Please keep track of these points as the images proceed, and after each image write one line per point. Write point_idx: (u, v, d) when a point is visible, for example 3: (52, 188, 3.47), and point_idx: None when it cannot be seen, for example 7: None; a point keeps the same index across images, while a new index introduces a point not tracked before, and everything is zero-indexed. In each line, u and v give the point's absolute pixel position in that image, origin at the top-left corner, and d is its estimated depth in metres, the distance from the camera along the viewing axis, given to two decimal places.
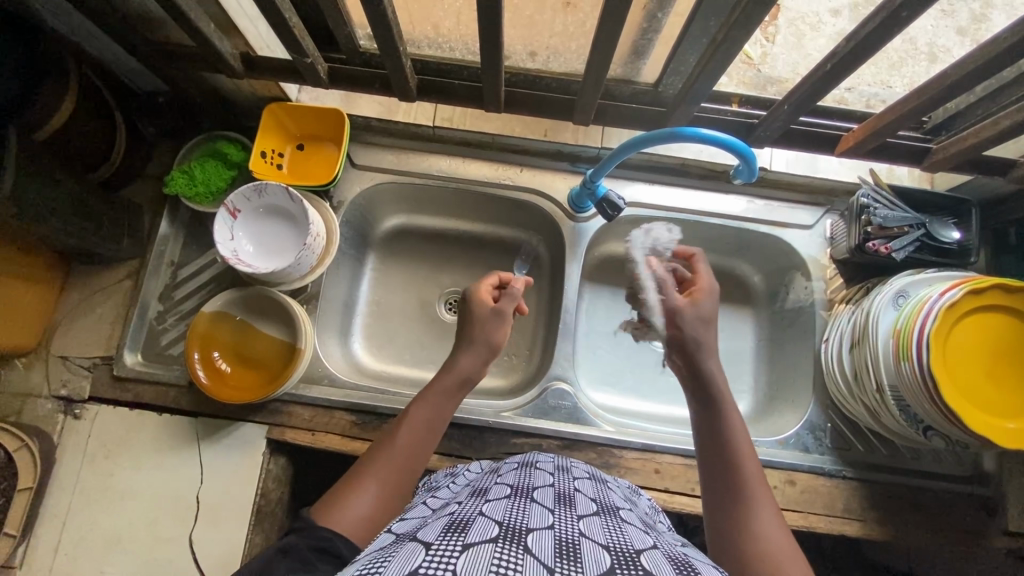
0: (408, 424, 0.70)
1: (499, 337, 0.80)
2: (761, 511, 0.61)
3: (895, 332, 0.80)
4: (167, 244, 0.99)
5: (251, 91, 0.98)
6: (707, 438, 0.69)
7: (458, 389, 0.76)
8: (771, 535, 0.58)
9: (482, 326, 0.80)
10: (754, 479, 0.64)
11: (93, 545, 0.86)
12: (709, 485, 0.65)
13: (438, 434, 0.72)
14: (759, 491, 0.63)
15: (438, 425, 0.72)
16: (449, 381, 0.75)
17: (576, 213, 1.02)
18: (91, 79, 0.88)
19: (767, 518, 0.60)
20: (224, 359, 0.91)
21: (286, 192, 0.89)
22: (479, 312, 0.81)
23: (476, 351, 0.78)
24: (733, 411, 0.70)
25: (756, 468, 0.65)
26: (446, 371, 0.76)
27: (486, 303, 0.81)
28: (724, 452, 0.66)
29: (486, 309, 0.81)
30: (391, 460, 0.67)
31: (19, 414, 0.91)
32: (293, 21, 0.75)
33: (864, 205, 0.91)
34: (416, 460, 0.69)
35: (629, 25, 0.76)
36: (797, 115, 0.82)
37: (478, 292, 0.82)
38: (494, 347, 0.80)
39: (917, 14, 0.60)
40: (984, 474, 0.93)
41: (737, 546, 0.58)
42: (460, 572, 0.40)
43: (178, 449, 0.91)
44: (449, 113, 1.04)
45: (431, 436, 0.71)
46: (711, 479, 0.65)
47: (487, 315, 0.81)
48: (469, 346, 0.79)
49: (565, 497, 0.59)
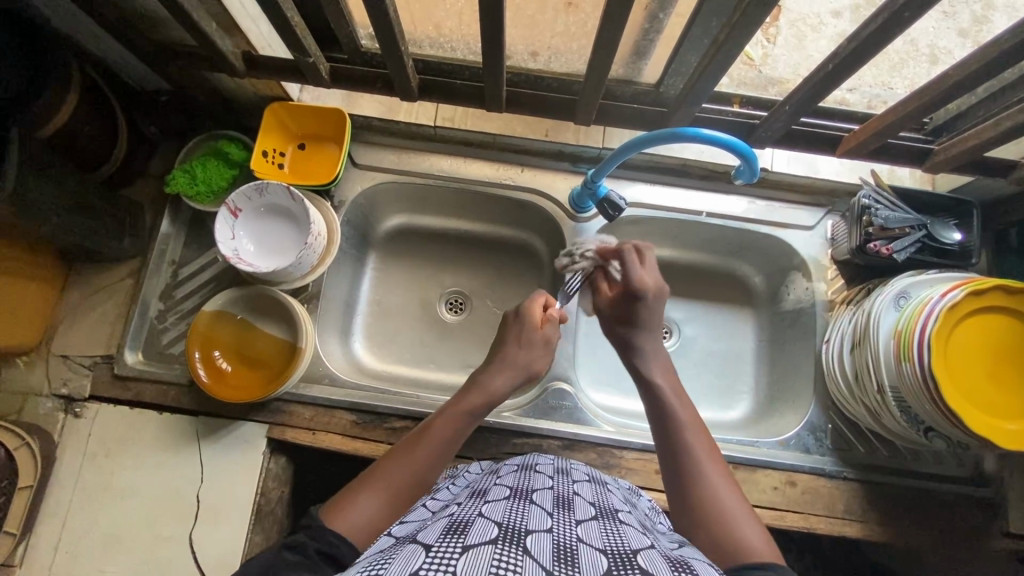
0: (428, 436, 0.70)
1: (535, 364, 0.81)
2: (714, 476, 0.64)
3: (896, 333, 0.80)
4: (168, 243, 0.99)
5: (253, 90, 0.98)
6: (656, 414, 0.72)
7: (482, 409, 0.76)
8: (728, 499, 0.62)
9: (528, 351, 0.81)
10: (704, 448, 0.67)
11: (93, 545, 0.86)
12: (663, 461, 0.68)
13: (454, 452, 0.71)
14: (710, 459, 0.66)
15: (456, 443, 0.71)
16: (477, 400, 0.75)
17: (577, 213, 1.02)
18: (93, 78, 0.88)
19: (721, 483, 0.64)
20: (225, 357, 0.91)
21: (287, 192, 0.89)
22: (530, 331, 0.82)
23: (511, 375, 0.78)
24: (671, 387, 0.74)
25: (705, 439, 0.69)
26: (476, 388, 0.76)
27: (540, 331, 0.82)
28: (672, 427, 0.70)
29: (536, 333, 0.82)
30: (406, 469, 0.66)
31: (20, 413, 0.91)
32: (296, 20, 0.75)
33: (865, 206, 0.91)
34: (430, 475, 0.68)
35: (631, 25, 0.77)
36: (799, 116, 0.82)
37: (533, 310, 0.84)
38: (531, 372, 0.81)
39: (919, 14, 0.60)
40: (985, 475, 0.92)
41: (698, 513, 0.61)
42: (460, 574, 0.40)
43: (178, 448, 0.90)
44: (450, 112, 1.03)
45: (448, 453, 0.70)
46: (673, 474, 0.67)
47: (536, 341, 0.82)
48: (507, 367, 0.79)
49: (564, 500, 0.59)
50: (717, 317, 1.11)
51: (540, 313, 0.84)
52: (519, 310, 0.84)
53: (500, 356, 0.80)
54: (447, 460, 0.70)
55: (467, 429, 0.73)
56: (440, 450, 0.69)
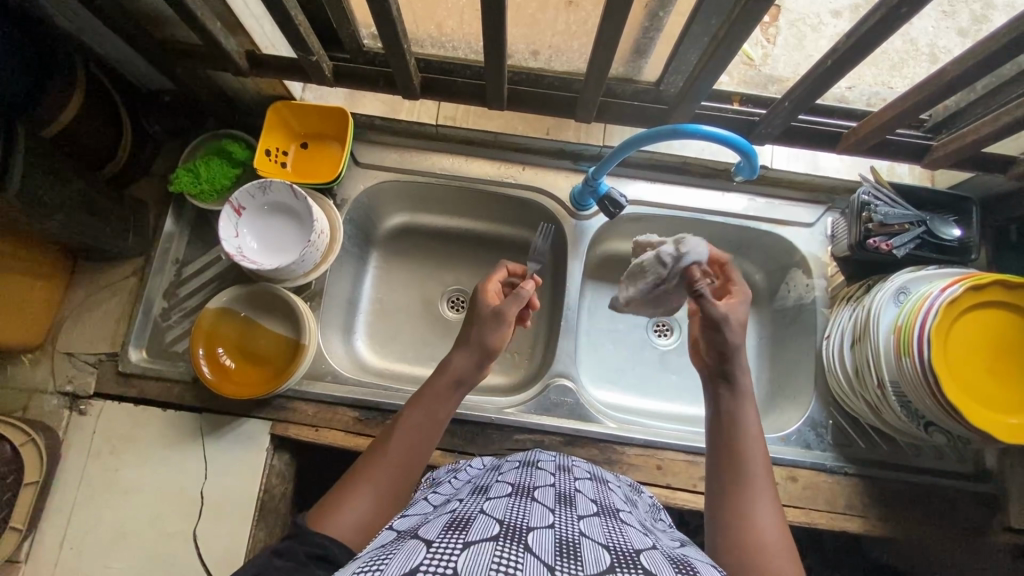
0: (403, 428, 0.70)
1: (496, 340, 0.76)
2: (760, 501, 0.62)
3: (896, 328, 0.80)
4: (172, 242, 0.99)
5: (256, 89, 0.99)
6: (716, 422, 0.69)
7: (453, 390, 0.75)
8: (769, 528, 0.59)
9: (479, 328, 0.76)
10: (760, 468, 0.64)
11: (98, 541, 0.86)
12: (712, 472, 0.66)
13: (435, 439, 0.71)
14: (762, 480, 0.63)
15: (434, 429, 0.72)
16: (442, 381, 0.74)
17: (578, 211, 1.03)
18: (99, 79, 0.89)
19: (764, 508, 0.61)
20: (228, 354, 0.92)
21: (290, 190, 0.90)
22: (477, 312, 0.78)
23: (470, 353, 0.75)
24: (748, 394, 0.70)
25: (763, 460, 0.65)
26: (441, 371, 0.75)
27: (489, 305, 0.78)
28: (733, 440, 0.66)
29: (487, 310, 0.78)
30: (387, 466, 0.66)
31: (25, 410, 0.92)
32: (299, 19, 0.76)
33: (864, 202, 0.92)
34: (412, 467, 0.68)
35: (631, 23, 0.77)
36: (798, 112, 0.83)
37: (486, 291, 0.81)
38: (488, 348, 0.75)
39: (916, 10, 0.61)
40: (987, 470, 0.93)
41: (732, 536, 0.59)
42: (461, 570, 0.40)
43: (183, 444, 0.91)
44: (452, 111, 1.06)
45: (428, 441, 0.70)
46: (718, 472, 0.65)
47: (486, 316, 0.77)
48: (463, 348, 0.76)
49: (566, 497, 0.59)
50: None
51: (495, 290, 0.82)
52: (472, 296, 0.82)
53: (459, 339, 0.78)
54: (429, 447, 0.71)
55: (443, 413, 0.73)
56: (418, 437, 0.69)
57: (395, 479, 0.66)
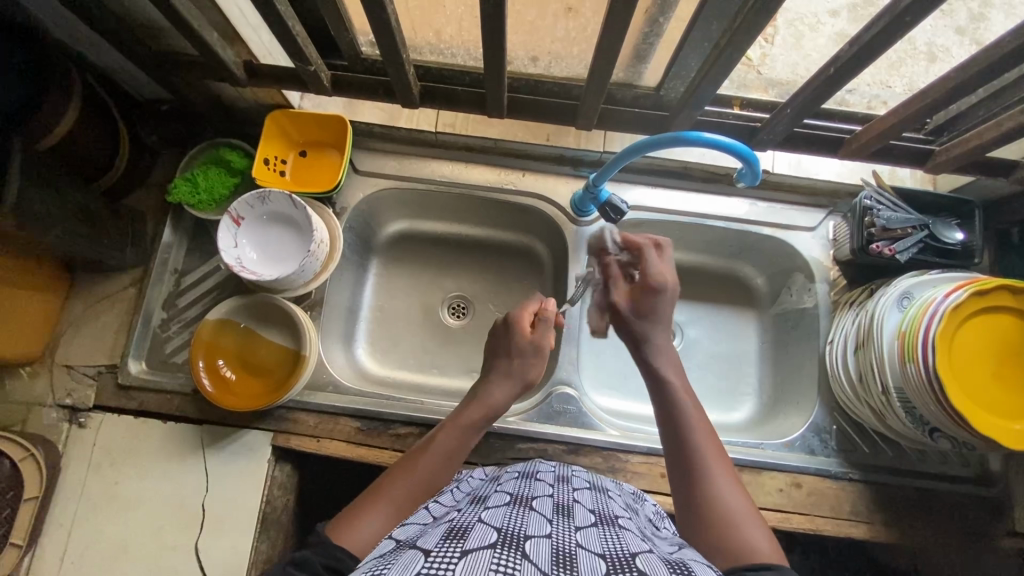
0: (431, 450, 0.70)
1: (532, 373, 0.80)
2: (719, 477, 0.63)
3: (900, 334, 0.80)
4: (171, 252, 0.99)
5: (253, 98, 0.98)
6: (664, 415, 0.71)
7: (484, 420, 0.76)
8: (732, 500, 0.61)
9: (522, 362, 0.80)
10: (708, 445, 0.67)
11: (98, 555, 0.86)
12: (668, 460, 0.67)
13: (457, 467, 0.71)
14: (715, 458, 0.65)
15: (459, 457, 0.72)
16: (477, 413, 0.76)
17: (579, 217, 1.02)
18: (96, 90, 0.88)
19: (725, 483, 0.63)
20: (228, 366, 0.91)
21: (289, 200, 0.90)
22: (519, 343, 0.80)
23: (511, 386, 0.78)
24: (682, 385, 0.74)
25: (712, 440, 0.68)
26: (477, 402, 0.77)
27: (527, 335, 0.81)
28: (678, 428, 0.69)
29: (527, 341, 0.81)
30: (411, 484, 0.66)
31: (25, 423, 0.91)
32: (297, 29, 0.75)
33: (867, 207, 0.91)
34: (432, 489, 0.68)
35: (631, 30, 0.76)
36: (801, 118, 0.82)
37: (521, 318, 0.82)
38: (527, 380, 0.80)
39: (921, 17, 0.60)
40: (991, 474, 0.92)
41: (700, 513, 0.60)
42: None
43: (183, 456, 0.90)
44: (451, 118, 1.06)
45: (451, 466, 0.71)
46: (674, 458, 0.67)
47: (527, 348, 0.80)
48: (504, 379, 0.78)
49: (564, 508, 0.59)
50: (719, 319, 1.11)
51: (529, 319, 0.83)
52: (507, 321, 0.83)
53: (495, 368, 0.80)
54: (450, 473, 0.71)
55: (469, 443, 0.74)
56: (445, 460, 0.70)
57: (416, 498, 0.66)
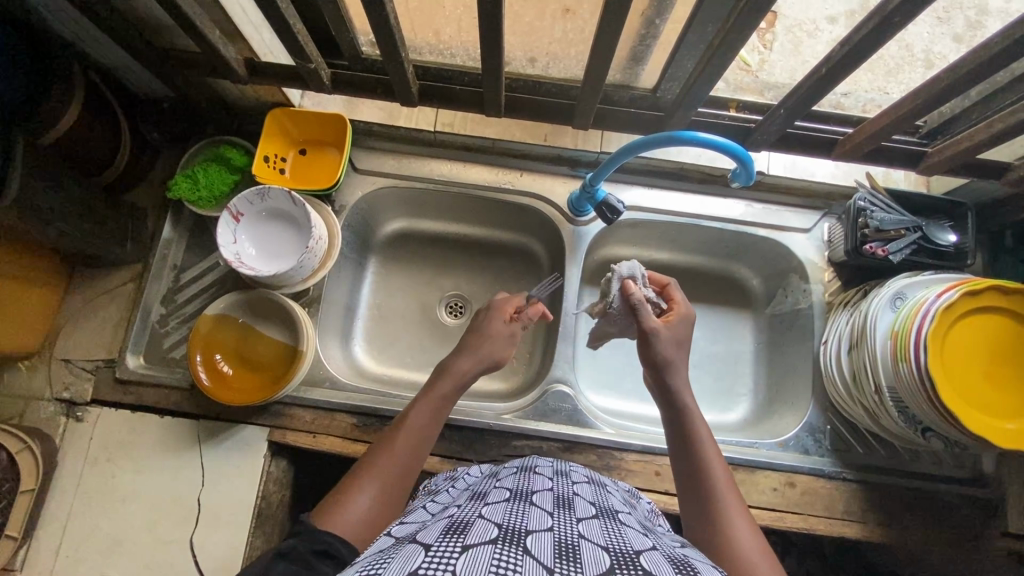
0: (408, 425, 0.70)
1: (502, 353, 0.82)
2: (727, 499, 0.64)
3: (893, 333, 0.81)
4: (170, 248, 0.99)
5: (254, 96, 1.00)
6: (677, 438, 0.72)
7: (454, 393, 0.76)
8: (745, 533, 0.61)
9: (492, 340, 0.81)
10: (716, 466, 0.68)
11: (93, 549, 0.86)
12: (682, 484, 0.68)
13: (435, 436, 0.72)
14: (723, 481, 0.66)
15: (435, 428, 0.73)
16: (447, 385, 0.76)
17: (576, 217, 1.03)
18: (99, 87, 0.89)
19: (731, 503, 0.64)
20: (226, 360, 0.92)
21: (287, 196, 0.90)
22: (493, 322, 0.83)
23: (477, 358, 0.79)
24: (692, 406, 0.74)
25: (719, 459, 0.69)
26: (446, 374, 0.77)
27: (503, 318, 0.84)
28: (693, 456, 0.69)
29: (501, 325, 0.83)
30: (393, 460, 0.67)
31: (22, 417, 0.92)
32: (297, 27, 0.76)
33: (861, 208, 0.92)
34: (414, 463, 0.68)
35: (628, 31, 0.78)
36: (794, 119, 0.83)
37: (501, 304, 0.85)
38: (495, 360, 0.81)
39: (910, 18, 0.61)
40: (985, 475, 0.93)
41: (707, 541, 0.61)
42: (459, 574, 0.40)
43: (180, 451, 0.91)
44: (450, 117, 1.09)
45: (429, 438, 0.71)
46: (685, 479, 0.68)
47: (500, 329, 0.82)
48: (471, 351, 0.79)
49: (564, 500, 0.59)
50: (716, 319, 1.12)
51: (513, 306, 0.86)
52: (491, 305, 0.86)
53: (465, 344, 0.81)
54: (429, 446, 0.71)
55: (444, 413, 0.74)
56: (423, 433, 0.70)
57: (400, 477, 0.66)
